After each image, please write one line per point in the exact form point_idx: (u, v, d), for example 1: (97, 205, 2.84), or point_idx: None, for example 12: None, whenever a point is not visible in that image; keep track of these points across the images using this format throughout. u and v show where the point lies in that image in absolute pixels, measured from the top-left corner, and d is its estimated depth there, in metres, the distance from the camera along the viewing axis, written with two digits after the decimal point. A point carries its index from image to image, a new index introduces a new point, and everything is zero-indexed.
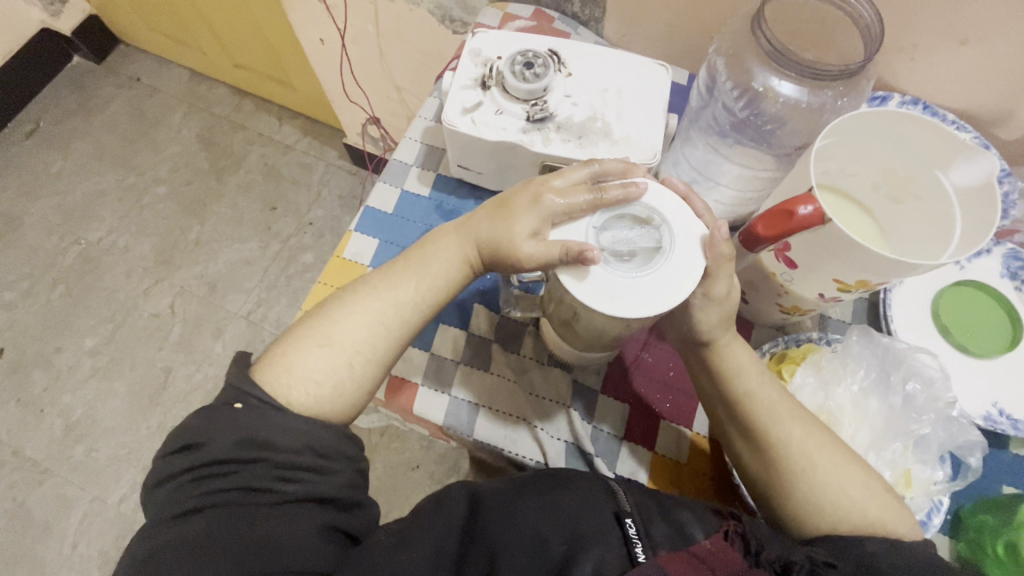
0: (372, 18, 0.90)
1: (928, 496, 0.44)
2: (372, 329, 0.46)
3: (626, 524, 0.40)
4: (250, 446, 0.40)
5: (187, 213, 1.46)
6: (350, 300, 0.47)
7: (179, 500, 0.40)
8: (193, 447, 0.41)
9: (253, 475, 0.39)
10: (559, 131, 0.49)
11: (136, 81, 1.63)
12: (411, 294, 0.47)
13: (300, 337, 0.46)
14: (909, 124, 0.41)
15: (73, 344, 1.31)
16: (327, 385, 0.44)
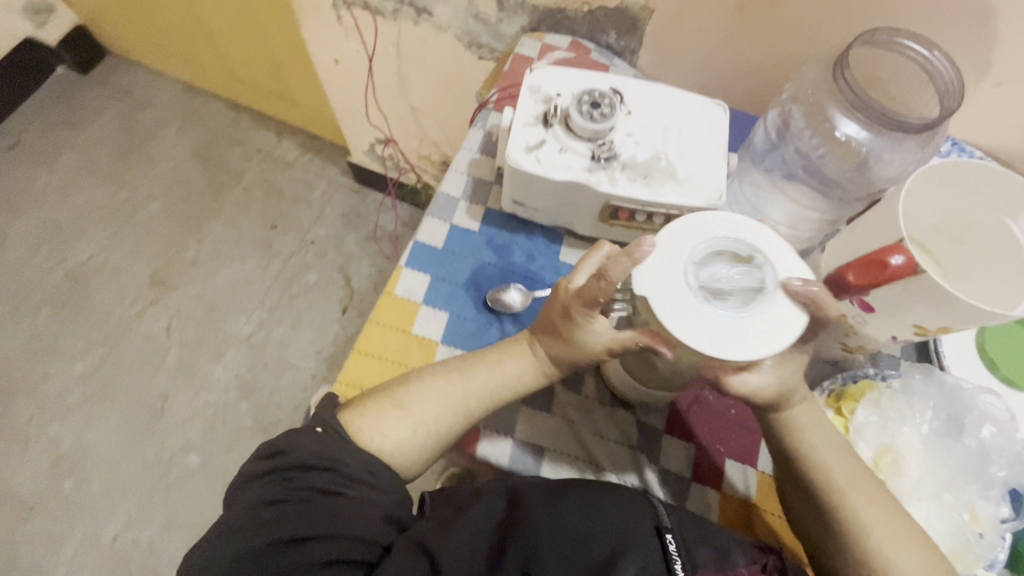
0: (394, 40, 0.89)
1: (998, 535, 0.45)
2: (438, 414, 0.45)
3: (666, 538, 0.40)
4: (328, 457, 0.42)
5: (182, 230, 1.41)
6: (424, 374, 0.47)
7: (258, 493, 0.42)
8: (279, 452, 0.43)
9: (327, 484, 0.41)
10: (624, 171, 0.49)
11: (126, 93, 1.57)
12: (479, 383, 0.46)
13: (380, 392, 0.47)
14: (974, 171, 0.45)
15: (61, 370, 1.25)
16: (388, 450, 0.44)
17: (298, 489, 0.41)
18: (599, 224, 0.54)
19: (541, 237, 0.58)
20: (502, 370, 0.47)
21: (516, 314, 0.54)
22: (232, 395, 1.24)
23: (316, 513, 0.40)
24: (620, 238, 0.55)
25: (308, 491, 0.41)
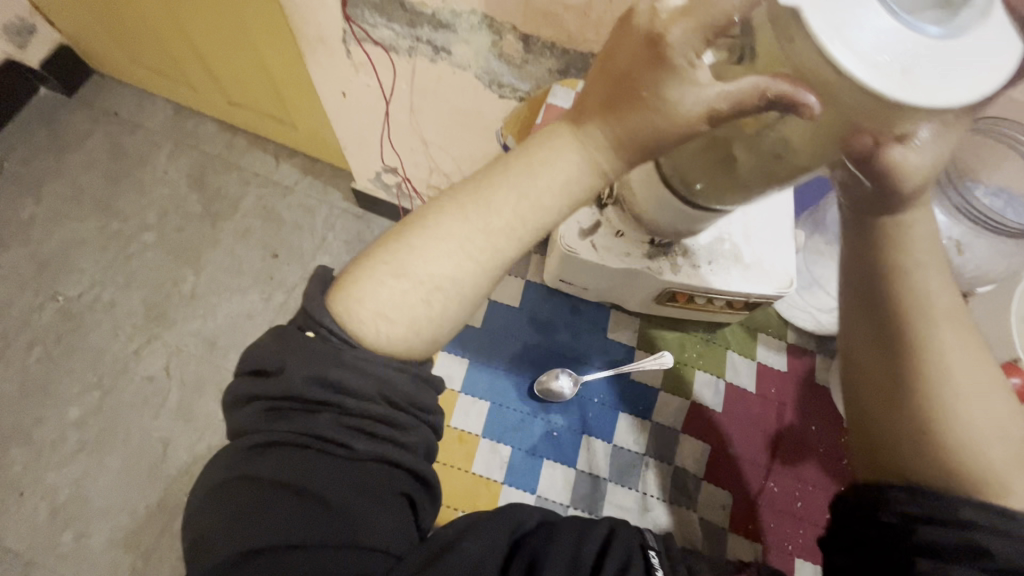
0: (407, 78, 0.84)
1: None
2: (458, 261, 0.41)
3: (648, 555, 0.49)
4: (325, 386, 0.41)
5: (179, 262, 1.35)
6: (437, 223, 0.42)
7: (255, 421, 0.43)
8: (271, 374, 0.43)
9: (323, 424, 0.42)
10: (687, 256, 0.51)
11: (114, 116, 1.50)
12: (507, 211, 0.40)
13: (381, 257, 0.43)
14: None
15: (55, 414, 1.19)
16: (400, 325, 0.42)
17: (301, 424, 0.42)
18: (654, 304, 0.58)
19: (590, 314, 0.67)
20: (543, 182, 0.39)
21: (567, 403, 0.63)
22: None
23: (318, 459, 0.42)
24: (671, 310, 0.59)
25: (314, 432, 0.42)
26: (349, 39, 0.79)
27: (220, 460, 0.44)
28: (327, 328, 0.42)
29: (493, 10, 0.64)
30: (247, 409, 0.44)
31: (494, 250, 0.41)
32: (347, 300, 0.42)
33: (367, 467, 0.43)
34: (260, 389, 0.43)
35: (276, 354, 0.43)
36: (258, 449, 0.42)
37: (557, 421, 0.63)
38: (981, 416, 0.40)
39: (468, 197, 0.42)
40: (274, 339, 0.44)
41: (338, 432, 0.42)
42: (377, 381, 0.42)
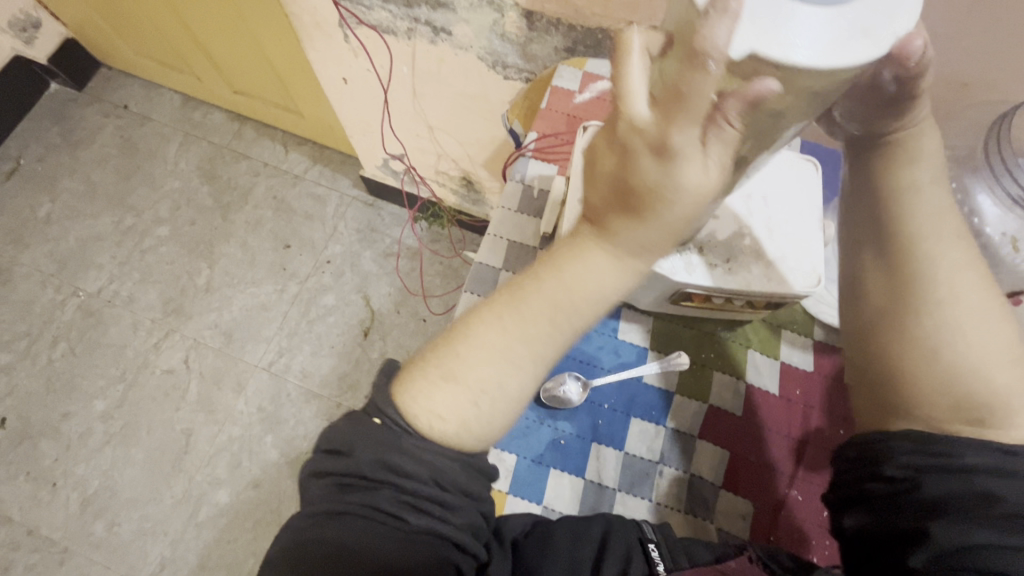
0: (409, 61, 0.80)
1: None
2: (503, 365, 0.34)
3: (649, 549, 0.43)
4: (388, 466, 0.35)
5: (193, 255, 1.35)
6: (482, 326, 0.35)
7: (319, 496, 0.38)
8: (339, 451, 0.38)
9: (389, 503, 0.36)
10: (701, 252, 0.42)
11: (123, 109, 1.49)
12: (569, 296, 0.32)
13: (428, 360, 0.36)
14: None
15: (82, 408, 1.22)
16: (450, 427, 0.35)
17: (364, 501, 0.36)
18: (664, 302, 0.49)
19: None
20: (590, 259, 0.31)
21: (573, 410, 0.52)
22: (256, 429, 1.21)
23: (379, 541, 0.35)
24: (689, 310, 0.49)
25: (374, 511, 0.36)
26: (345, 25, 0.76)
27: (279, 536, 0.38)
28: (391, 414, 0.36)
29: None
30: (312, 483, 0.39)
31: (555, 343, 0.34)
32: (397, 399, 0.36)
33: (431, 555, 0.36)
34: (330, 464, 0.38)
35: (345, 434, 0.38)
36: (321, 523, 0.36)
37: (564, 428, 0.52)
38: (988, 342, 0.36)
39: (518, 287, 0.34)
40: (340, 419, 0.39)
41: (403, 513, 0.36)
42: (443, 459, 0.36)
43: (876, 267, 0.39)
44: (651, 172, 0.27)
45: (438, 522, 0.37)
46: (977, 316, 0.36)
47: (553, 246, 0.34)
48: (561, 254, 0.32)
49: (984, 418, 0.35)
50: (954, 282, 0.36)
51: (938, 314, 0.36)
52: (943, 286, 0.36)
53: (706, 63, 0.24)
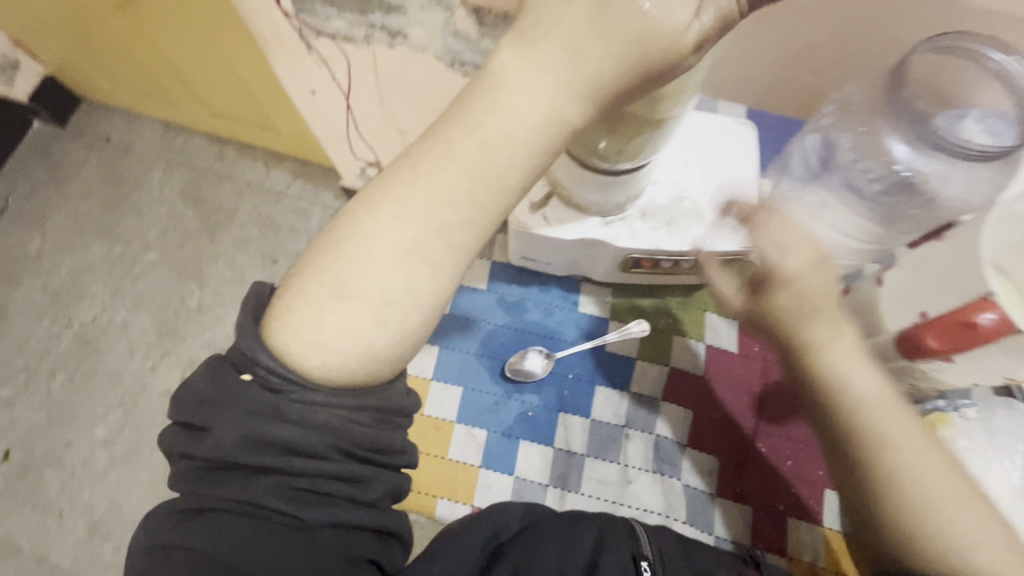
0: (371, 67, 0.82)
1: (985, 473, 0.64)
2: (411, 264, 0.39)
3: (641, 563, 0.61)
4: (261, 441, 0.41)
5: (183, 278, 1.37)
6: (375, 224, 0.39)
7: (190, 474, 0.43)
8: (203, 428, 0.43)
9: (261, 481, 0.43)
10: (639, 220, 0.61)
11: (106, 141, 1.52)
12: (455, 196, 0.38)
13: (312, 284, 0.41)
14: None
15: (84, 437, 1.23)
16: (352, 351, 0.41)
17: (246, 474, 0.43)
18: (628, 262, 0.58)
19: (557, 288, 0.91)
20: (486, 139, 0.36)
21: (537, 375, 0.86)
22: None
23: (255, 516, 0.43)
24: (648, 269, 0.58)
25: (256, 486, 0.43)
26: (305, 38, 0.78)
27: (165, 502, 0.46)
28: (264, 372, 0.41)
29: None
30: (180, 461, 0.44)
31: (452, 241, 0.39)
32: (284, 334, 0.41)
33: (304, 523, 0.44)
34: (200, 439, 0.43)
35: (212, 408, 0.42)
36: (198, 502, 0.43)
37: (532, 401, 0.85)
38: (936, 484, 0.48)
39: (402, 187, 0.39)
40: (204, 383, 0.43)
41: (275, 492, 0.43)
42: (316, 430, 0.41)
43: (840, 460, 0.53)
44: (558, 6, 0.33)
45: (311, 493, 0.44)
46: (929, 470, 0.49)
47: (427, 139, 0.39)
48: (437, 149, 0.38)
49: (963, 564, 0.46)
50: (897, 444, 0.49)
51: (894, 476, 0.49)
52: (892, 457, 0.49)
53: None
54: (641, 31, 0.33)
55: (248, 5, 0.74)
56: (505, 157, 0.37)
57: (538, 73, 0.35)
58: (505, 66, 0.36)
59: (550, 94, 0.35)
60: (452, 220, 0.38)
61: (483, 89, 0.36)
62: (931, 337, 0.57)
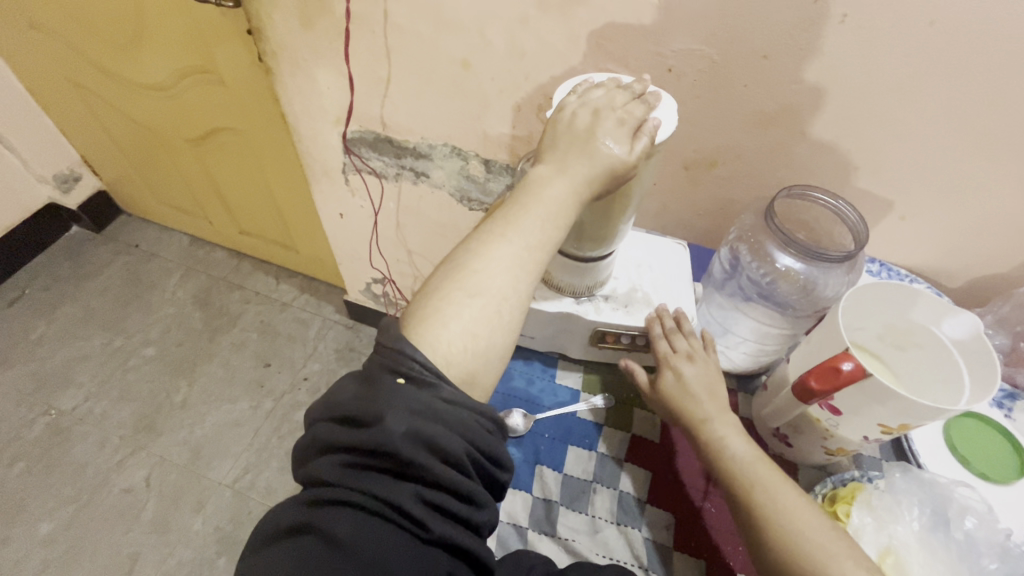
0: (395, 197, 1.01)
1: (935, 553, 0.47)
2: (518, 272, 0.40)
3: None
4: (419, 444, 0.34)
5: (174, 374, 1.42)
6: (483, 247, 0.40)
7: (335, 474, 0.35)
8: (363, 424, 0.35)
9: (404, 496, 0.34)
10: (607, 301, 0.57)
11: (134, 248, 1.68)
12: (540, 231, 0.40)
13: (442, 288, 0.40)
14: (920, 306, 0.49)
15: (24, 533, 1.15)
16: (484, 337, 0.39)
17: (380, 485, 0.34)
18: (590, 349, 0.60)
19: (538, 362, 0.64)
20: (552, 199, 0.40)
21: (519, 437, 0.57)
22: (209, 551, 1.16)
23: (389, 540, 0.33)
24: (612, 358, 0.62)
25: (390, 502, 0.34)
26: (348, 170, 0.98)
27: (281, 507, 0.36)
28: (417, 365, 0.36)
29: (461, 142, 0.83)
30: (323, 458, 0.36)
31: (537, 260, 0.40)
32: (418, 331, 0.38)
33: (436, 558, 0.35)
34: (347, 436, 0.36)
35: (365, 401, 0.36)
36: (327, 506, 0.34)
37: (513, 452, 0.56)
38: None
39: (496, 223, 0.41)
40: (356, 381, 0.37)
41: (421, 511, 0.34)
42: (469, 435, 0.36)
43: None
44: (569, 124, 0.42)
45: (447, 520, 0.36)
46: None
47: (504, 205, 0.42)
48: (512, 209, 0.41)
49: None
50: None
51: None
52: None
53: (576, 91, 0.44)
54: (604, 160, 0.40)
55: (309, 145, 0.95)
56: (540, 240, 0.40)
57: (564, 177, 0.41)
58: (542, 176, 0.41)
59: (575, 186, 0.40)
60: (537, 243, 0.40)
61: (530, 186, 0.41)
62: (811, 379, 0.44)
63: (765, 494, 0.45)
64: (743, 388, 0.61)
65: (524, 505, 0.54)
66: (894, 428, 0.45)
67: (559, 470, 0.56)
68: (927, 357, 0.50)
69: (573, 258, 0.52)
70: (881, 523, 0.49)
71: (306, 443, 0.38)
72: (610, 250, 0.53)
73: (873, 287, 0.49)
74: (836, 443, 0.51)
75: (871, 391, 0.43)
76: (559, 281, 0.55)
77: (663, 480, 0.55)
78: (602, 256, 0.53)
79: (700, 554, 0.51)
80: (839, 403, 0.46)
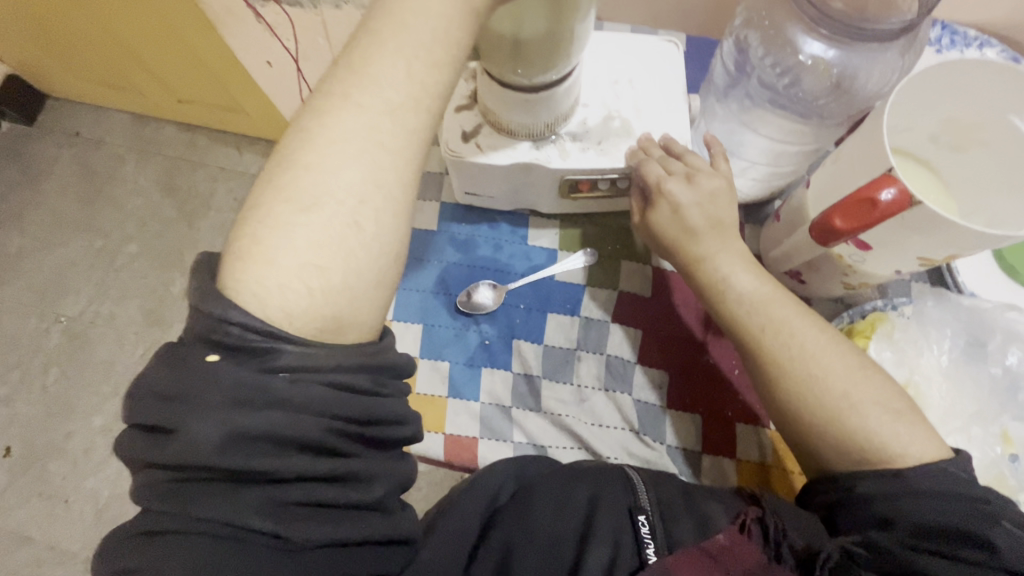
0: (322, 31, 0.73)
1: (965, 388, 0.43)
2: (376, 156, 0.26)
3: (637, 519, 0.33)
4: (256, 442, 0.23)
5: (162, 266, 1.16)
6: (319, 127, 0.26)
7: (150, 499, 0.24)
8: (169, 428, 0.23)
9: (252, 507, 0.24)
10: (574, 140, 0.44)
11: (76, 137, 1.27)
12: (404, 80, 0.26)
13: (263, 201, 0.26)
14: (997, 87, 0.35)
15: (82, 424, 1.05)
16: (336, 269, 0.26)
17: (212, 504, 0.23)
18: (563, 201, 0.50)
19: (504, 224, 0.54)
20: (418, 19, 0.26)
21: (491, 312, 0.50)
22: None
23: (243, 569, 0.23)
24: (592, 206, 0.51)
25: (233, 523, 0.23)
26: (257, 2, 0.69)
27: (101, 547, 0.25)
28: (231, 328, 0.23)
29: None
30: (138, 477, 0.25)
31: (408, 129, 0.27)
32: (233, 277, 0.25)
33: (323, 563, 0.25)
34: (153, 448, 0.24)
35: (169, 395, 0.24)
36: (150, 538, 0.24)
37: (487, 329, 0.50)
38: None
39: (339, 78, 0.27)
40: (161, 363, 0.25)
41: (281, 518, 0.24)
42: (330, 410, 0.24)
43: None
44: None
45: (331, 515, 0.26)
46: None
47: (350, 43, 0.28)
48: (359, 44, 0.27)
49: None
50: None
51: None
52: None
53: None
54: None
55: None
56: (397, 96, 0.26)
57: None
58: None
59: None
60: (400, 101, 0.27)
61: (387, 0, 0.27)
62: (836, 218, 0.34)
63: (779, 340, 0.36)
64: (750, 220, 0.50)
65: (507, 381, 0.49)
66: (936, 260, 0.36)
67: (538, 342, 0.50)
68: (993, 159, 0.39)
69: (519, 87, 0.38)
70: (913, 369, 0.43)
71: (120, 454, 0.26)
72: (572, 67, 0.38)
73: (931, 69, 0.35)
74: (860, 278, 0.42)
75: (918, 225, 0.33)
76: (508, 123, 0.42)
77: (654, 336, 0.49)
78: (562, 79, 0.39)
79: (694, 409, 0.48)
80: (870, 237, 0.36)
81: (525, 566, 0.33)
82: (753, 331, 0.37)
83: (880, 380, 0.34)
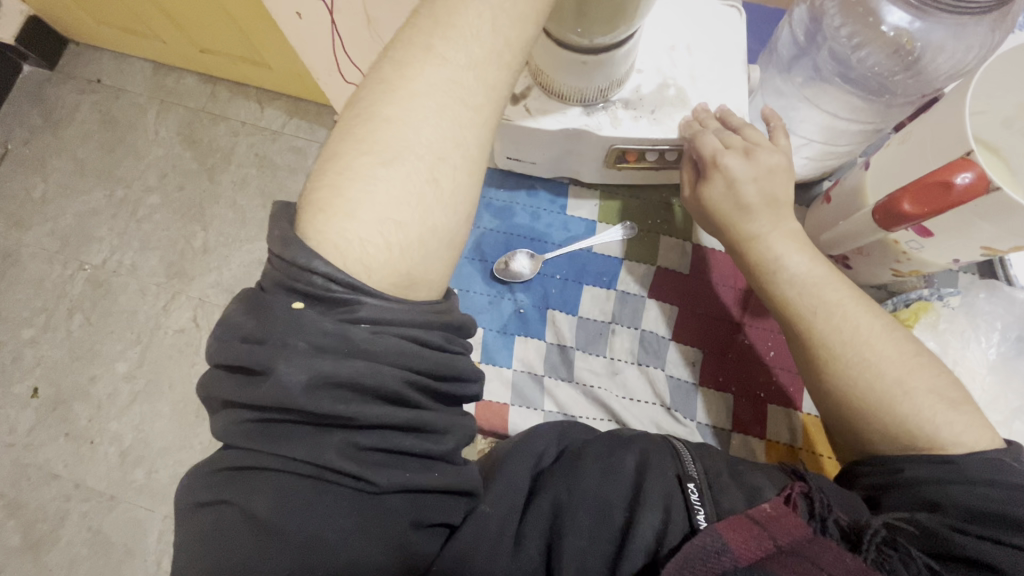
0: None
1: (1010, 383, 0.43)
2: (456, 109, 0.29)
3: (688, 488, 0.33)
4: (337, 389, 0.25)
5: (185, 217, 1.14)
6: (403, 80, 0.29)
7: (236, 437, 0.26)
8: (254, 372, 0.25)
9: (331, 451, 0.25)
10: (627, 108, 0.42)
11: (97, 84, 1.24)
12: (486, 36, 0.29)
13: (344, 156, 0.28)
14: None
15: (104, 372, 1.05)
16: (413, 225, 0.28)
17: (296, 443, 0.25)
18: (607, 171, 0.48)
19: (544, 192, 0.53)
20: None
21: (527, 282, 0.50)
22: None
23: (321, 505, 0.25)
24: (635, 179, 0.50)
25: (314, 464, 0.25)
26: None
27: (189, 477, 0.27)
28: (317, 279, 0.25)
29: None
30: (222, 415, 0.26)
31: (490, 84, 0.29)
32: (313, 228, 0.27)
33: (394, 507, 0.27)
34: (239, 390, 0.25)
35: (255, 341, 0.25)
36: (240, 474, 0.25)
37: (522, 297, 0.50)
38: None
39: (423, 32, 0.29)
40: (242, 309, 0.27)
41: (356, 463, 0.26)
42: (406, 362, 0.26)
43: None
44: None
45: (401, 463, 0.27)
46: None
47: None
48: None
49: None
50: None
51: None
52: None
53: None
54: None
55: None
56: (483, 51, 0.29)
57: None
58: None
59: None
60: (483, 56, 0.29)
61: None
62: (905, 202, 0.33)
63: (831, 323, 0.36)
64: (800, 201, 0.48)
65: (540, 349, 0.49)
66: (1000, 250, 0.35)
67: (572, 313, 0.50)
68: None
69: (579, 49, 0.36)
70: (964, 359, 0.43)
71: (200, 395, 0.28)
72: (636, 28, 0.36)
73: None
74: (911, 266, 0.41)
75: (990, 212, 0.32)
76: (560, 86, 0.40)
77: (691, 314, 0.49)
78: (622, 42, 0.37)
79: (727, 388, 0.47)
80: (933, 224, 0.35)
81: (577, 527, 0.33)
82: (804, 313, 0.37)
83: (934, 369, 0.34)
